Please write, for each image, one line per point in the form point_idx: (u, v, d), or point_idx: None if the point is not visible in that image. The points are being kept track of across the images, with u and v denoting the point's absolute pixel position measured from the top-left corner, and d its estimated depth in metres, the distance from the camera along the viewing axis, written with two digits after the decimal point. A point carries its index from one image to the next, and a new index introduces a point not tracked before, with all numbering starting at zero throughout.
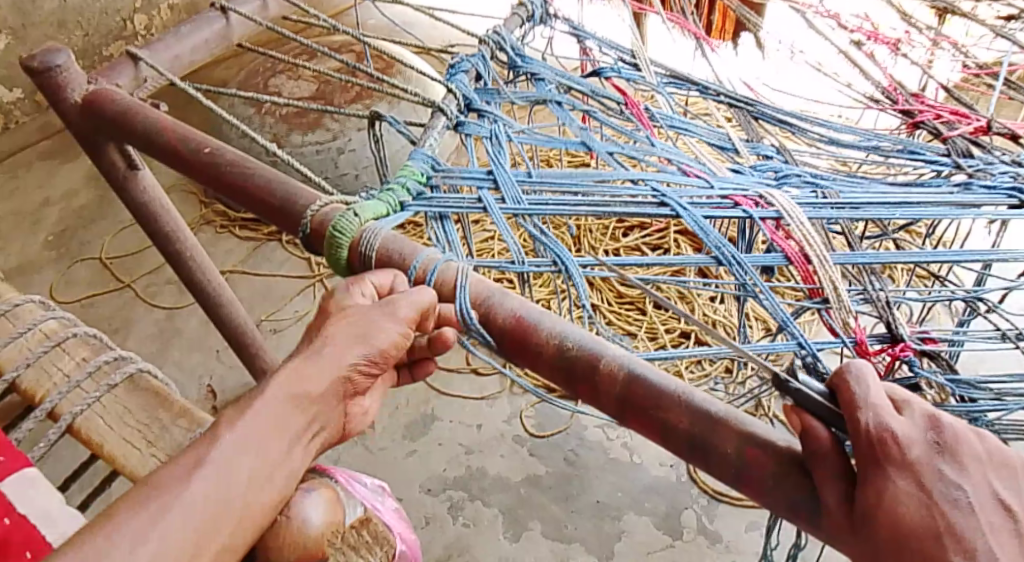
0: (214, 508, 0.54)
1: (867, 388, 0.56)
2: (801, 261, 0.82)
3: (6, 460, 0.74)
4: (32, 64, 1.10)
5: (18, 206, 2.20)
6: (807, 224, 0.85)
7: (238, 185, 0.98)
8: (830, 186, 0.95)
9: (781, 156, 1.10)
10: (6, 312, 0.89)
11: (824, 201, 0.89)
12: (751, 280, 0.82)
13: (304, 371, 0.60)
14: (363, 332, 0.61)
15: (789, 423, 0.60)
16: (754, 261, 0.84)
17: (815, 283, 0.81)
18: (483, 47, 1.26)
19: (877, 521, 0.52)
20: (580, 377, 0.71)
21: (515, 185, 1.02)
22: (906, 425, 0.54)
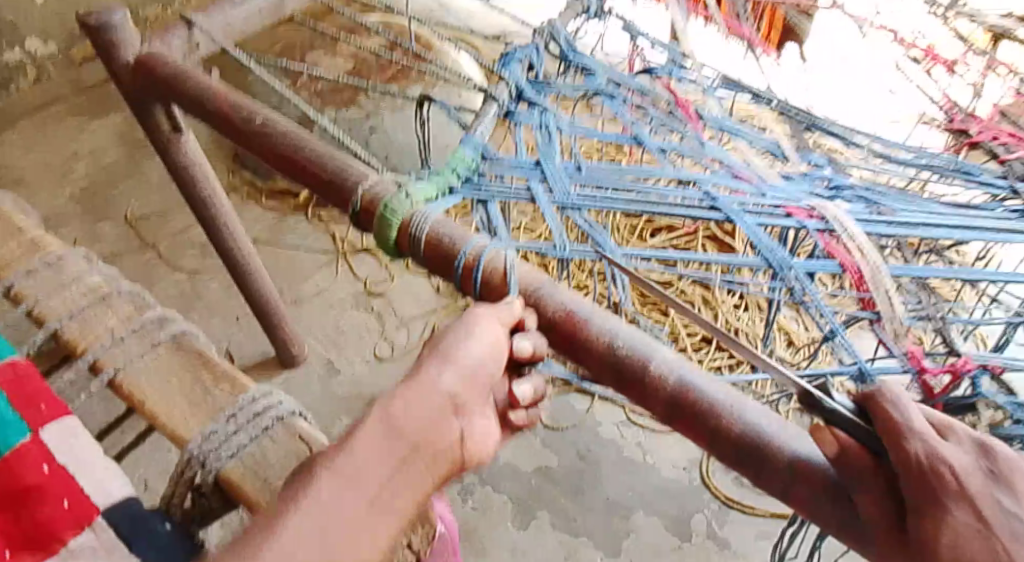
0: (308, 537, 0.57)
1: (905, 412, 0.57)
2: (854, 271, 0.85)
3: (48, 408, 0.74)
4: (88, 18, 1.10)
5: (46, 159, 2.20)
6: (862, 237, 0.87)
7: (289, 157, 0.97)
8: (884, 203, 0.96)
9: (830, 166, 1.11)
10: (52, 263, 0.89)
11: (881, 218, 0.90)
12: (803, 288, 0.85)
13: (401, 399, 0.63)
14: (448, 352, 0.65)
15: (819, 440, 0.60)
16: (808, 265, 0.86)
17: (868, 293, 0.84)
18: (537, 36, 1.25)
19: (923, 547, 0.52)
20: (629, 380, 0.70)
21: (565, 179, 1.02)
22: (953, 452, 0.54)
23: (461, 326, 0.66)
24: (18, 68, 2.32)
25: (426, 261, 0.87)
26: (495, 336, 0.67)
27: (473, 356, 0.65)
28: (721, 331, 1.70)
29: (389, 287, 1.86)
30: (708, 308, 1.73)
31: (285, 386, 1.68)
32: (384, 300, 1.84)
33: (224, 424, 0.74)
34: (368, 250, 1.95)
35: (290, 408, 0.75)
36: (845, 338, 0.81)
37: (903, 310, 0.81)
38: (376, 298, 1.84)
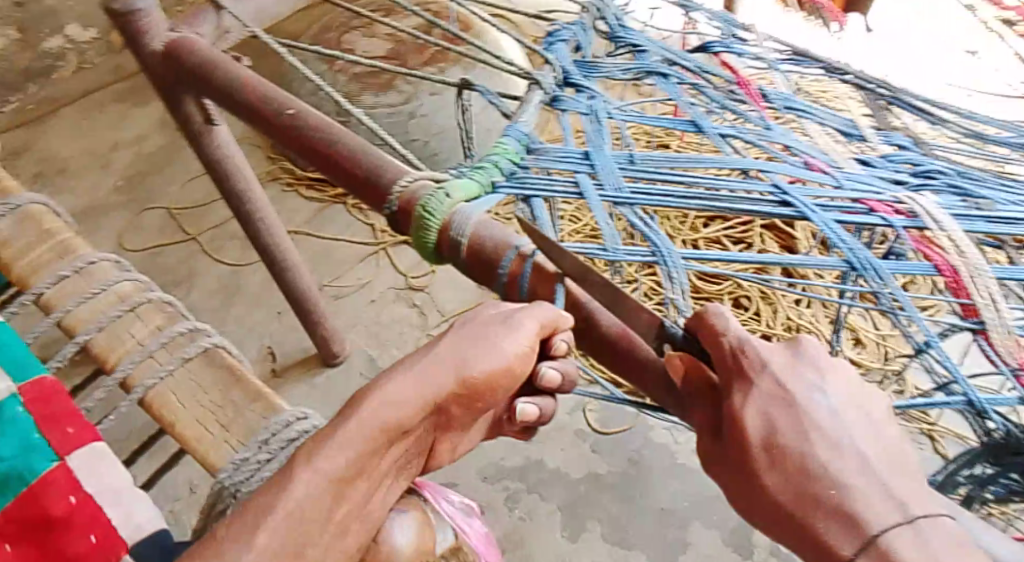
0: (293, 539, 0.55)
1: (726, 321, 0.63)
2: (951, 272, 0.80)
3: (75, 432, 0.71)
4: (116, 6, 1.05)
5: (88, 148, 2.19)
6: (955, 231, 0.82)
7: (323, 152, 0.91)
8: (978, 194, 0.91)
9: (915, 147, 1.06)
10: (82, 269, 0.85)
11: (979, 213, 0.85)
12: (898, 295, 0.78)
13: (404, 396, 0.58)
14: (464, 357, 0.59)
15: (670, 366, 0.65)
16: (895, 267, 0.80)
17: (970, 300, 0.78)
18: (583, 13, 1.18)
19: (775, 454, 0.57)
20: (696, 400, 0.64)
21: (616, 172, 0.93)
22: (763, 346, 0.61)
23: (471, 332, 0.61)
24: None
25: (466, 265, 0.80)
26: (517, 348, 0.61)
27: (479, 370, 0.59)
28: (780, 327, 1.61)
29: (431, 280, 1.82)
30: (768, 304, 1.65)
31: (325, 384, 1.64)
32: (425, 295, 1.79)
33: (258, 450, 0.69)
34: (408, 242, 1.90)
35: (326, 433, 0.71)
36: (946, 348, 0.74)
37: (1011, 318, 0.76)
38: (417, 292, 1.79)
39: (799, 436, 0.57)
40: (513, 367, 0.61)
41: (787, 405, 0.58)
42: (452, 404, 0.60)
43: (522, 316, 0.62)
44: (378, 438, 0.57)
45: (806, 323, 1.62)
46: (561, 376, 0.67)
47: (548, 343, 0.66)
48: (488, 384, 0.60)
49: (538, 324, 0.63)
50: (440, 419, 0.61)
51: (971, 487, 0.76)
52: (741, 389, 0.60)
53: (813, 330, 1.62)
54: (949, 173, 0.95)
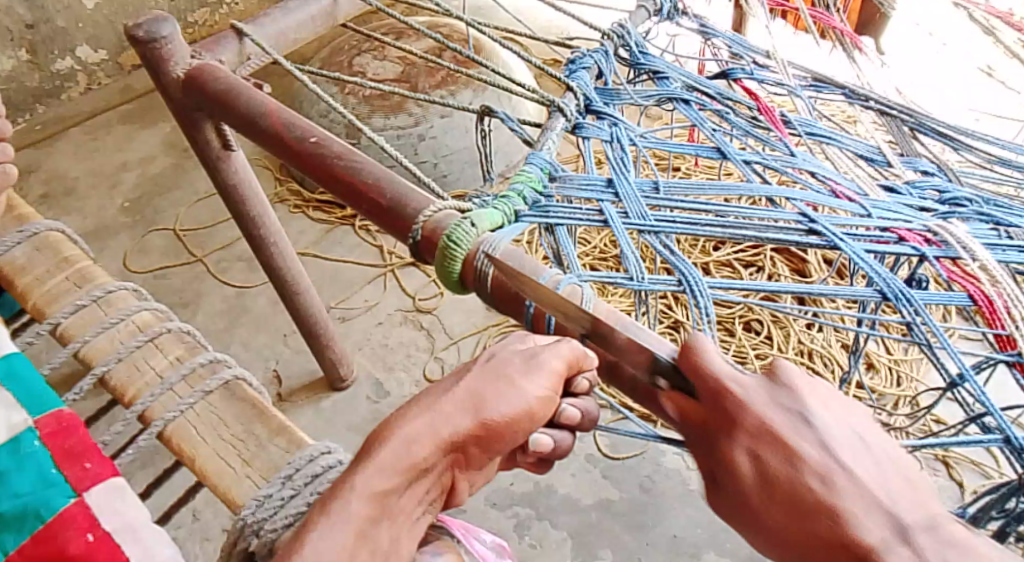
0: None
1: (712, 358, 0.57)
2: (985, 302, 0.78)
3: (95, 466, 0.69)
4: (137, 32, 1.05)
5: (96, 168, 2.18)
6: (989, 260, 0.80)
7: (345, 179, 0.91)
8: (1008, 222, 0.90)
9: (940, 173, 1.06)
10: (100, 298, 0.84)
11: (1011, 243, 0.85)
12: (928, 324, 0.77)
13: (422, 434, 0.55)
14: (481, 395, 0.56)
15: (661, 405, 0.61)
16: (928, 297, 0.78)
17: (1004, 330, 0.76)
18: (605, 40, 1.18)
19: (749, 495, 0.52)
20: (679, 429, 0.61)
21: (640, 200, 0.93)
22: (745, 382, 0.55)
23: (491, 369, 0.57)
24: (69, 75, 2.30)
25: (492, 298, 0.79)
26: (538, 389, 0.57)
27: (498, 411, 0.55)
28: (793, 352, 1.60)
29: (439, 302, 1.81)
30: (779, 328, 1.63)
31: (333, 408, 1.62)
32: (433, 318, 1.78)
33: (280, 487, 0.68)
34: (416, 264, 1.89)
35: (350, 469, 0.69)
36: (979, 383, 0.71)
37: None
38: (425, 315, 1.78)
39: (793, 468, 0.51)
40: (533, 409, 0.56)
41: (773, 437, 0.53)
42: (471, 444, 0.56)
43: (545, 352, 0.59)
44: (402, 474, 0.54)
45: (819, 348, 1.61)
46: (579, 412, 0.65)
47: (568, 381, 0.64)
48: (508, 426, 0.56)
49: (562, 362, 0.59)
50: (457, 458, 0.56)
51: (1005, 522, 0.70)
52: (726, 432, 0.55)
53: (826, 355, 1.60)
54: (976, 200, 0.95)
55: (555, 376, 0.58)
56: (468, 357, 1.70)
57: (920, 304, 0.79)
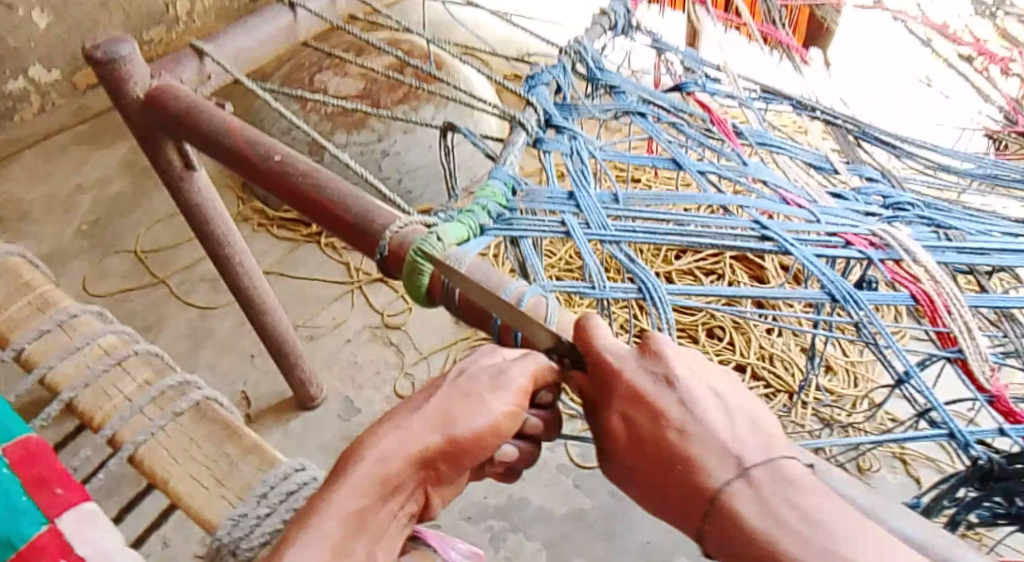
0: None
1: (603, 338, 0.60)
2: (928, 301, 0.82)
3: (64, 492, 0.69)
4: (95, 56, 1.04)
5: (52, 190, 2.15)
6: (931, 262, 0.84)
7: (310, 198, 0.91)
8: (949, 225, 0.94)
9: (885, 179, 1.10)
10: (64, 323, 0.83)
11: (952, 244, 0.88)
12: (873, 323, 0.80)
13: (393, 450, 0.56)
14: (449, 412, 0.57)
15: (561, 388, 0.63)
16: (873, 298, 0.81)
17: (945, 327, 0.79)
18: (563, 56, 1.20)
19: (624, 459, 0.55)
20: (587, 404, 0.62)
21: (601, 211, 0.95)
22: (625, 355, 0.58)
23: (459, 387, 0.58)
24: (21, 97, 2.26)
25: (459, 311, 0.80)
26: (505, 406, 0.57)
27: (467, 428, 0.56)
28: (754, 356, 1.64)
29: (406, 317, 1.81)
30: (741, 333, 1.67)
31: (301, 427, 1.62)
32: (401, 333, 1.78)
33: (255, 505, 0.69)
34: (382, 280, 1.89)
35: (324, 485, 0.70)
36: (924, 379, 0.75)
37: (986, 346, 0.78)
38: (393, 330, 1.79)
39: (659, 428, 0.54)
40: (501, 425, 0.57)
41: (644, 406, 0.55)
42: (439, 461, 0.57)
43: (514, 367, 0.59)
44: (375, 492, 0.55)
45: (779, 353, 1.65)
46: (541, 420, 0.66)
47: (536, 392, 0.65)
48: (476, 443, 0.56)
49: (528, 378, 0.59)
50: (428, 475, 0.57)
51: (955, 510, 0.73)
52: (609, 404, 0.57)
53: (786, 359, 1.64)
54: (919, 205, 0.99)
55: (521, 392, 0.58)
56: (437, 371, 1.71)
57: (868, 305, 0.81)
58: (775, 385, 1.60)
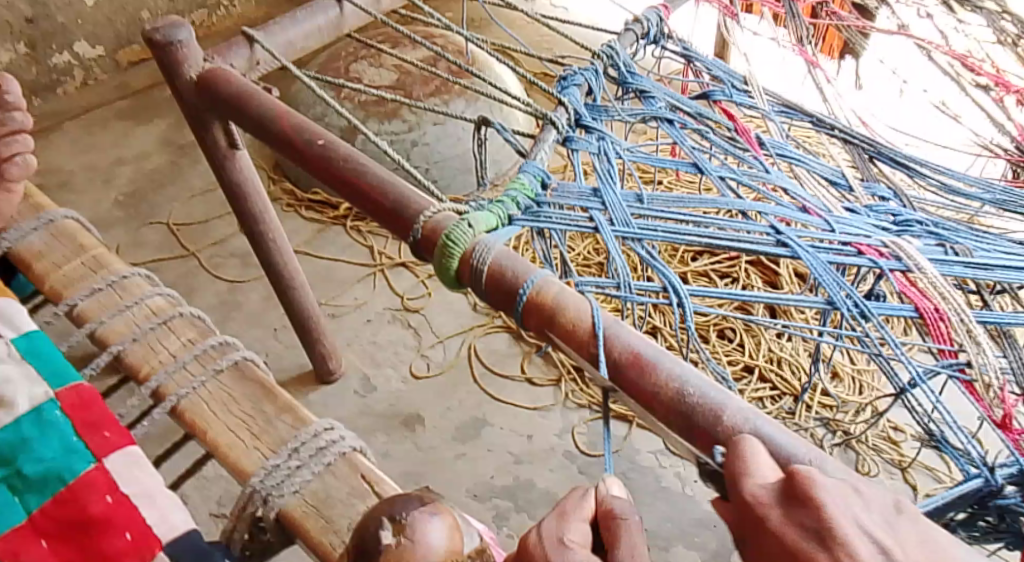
0: None
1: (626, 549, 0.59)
2: (934, 315, 0.85)
3: (113, 437, 0.75)
4: (154, 36, 1.10)
5: (91, 161, 2.22)
6: (938, 279, 0.88)
7: (349, 180, 0.97)
8: (953, 239, 0.99)
9: (896, 198, 1.15)
10: (115, 283, 0.90)
11: (957, 258, 0.93)
12: (883, 334, 0.84)
13: None
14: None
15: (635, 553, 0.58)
16: (881, 309, 0.86)
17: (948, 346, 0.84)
18: (596, 60, 1.25)
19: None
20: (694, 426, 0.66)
21: (626, 208, 1.00)
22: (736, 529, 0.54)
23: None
24: (66, 70, 2.33)
25: (484, 292, 0.83)
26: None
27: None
28: (763, 359, 1.68)
29: (427, 303, 1.87)
30: (752, 337, 1.72)
31: (320, 400, 1.68)
32: (421, 317, 1.84)
33: (287, 458, 0.74)
34: (405, 265, 1.95)
35: (353, 444, 0.75)
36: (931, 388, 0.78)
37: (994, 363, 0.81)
38: (413, 313, 1.85)
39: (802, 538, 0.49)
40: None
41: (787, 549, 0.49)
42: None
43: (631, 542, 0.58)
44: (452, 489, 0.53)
45: (788, 356, 1.69)
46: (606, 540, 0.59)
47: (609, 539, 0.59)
48: None
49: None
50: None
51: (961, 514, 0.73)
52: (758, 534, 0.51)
53: (794, 363, 1.68)
54: (926, 223, 1.03)
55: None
56: (453, 356, 1.76)
57: (876, 314, 0.86)
58: (782, 388, 1.64)
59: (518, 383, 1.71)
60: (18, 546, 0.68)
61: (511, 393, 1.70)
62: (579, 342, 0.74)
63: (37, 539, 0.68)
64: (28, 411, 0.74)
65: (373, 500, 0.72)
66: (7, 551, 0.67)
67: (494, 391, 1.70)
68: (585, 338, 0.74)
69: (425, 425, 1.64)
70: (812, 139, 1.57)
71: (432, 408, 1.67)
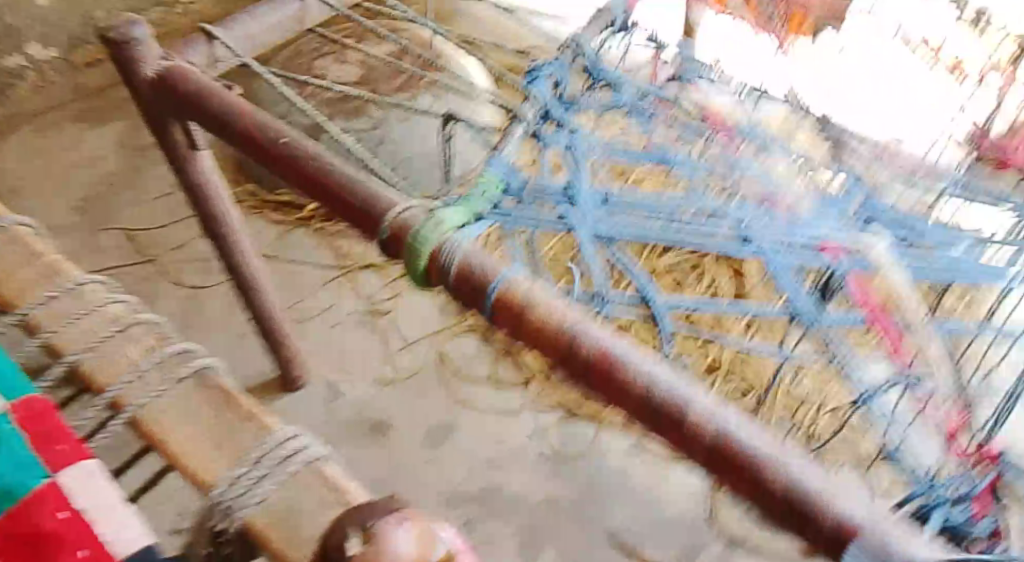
0: None
1: None
2: None
3: (66, 451, 0.72)
4: (109, 35, 1.07)
5: (46, 165, 2.16)
6: None
7: (314, 180, 0.95)
8: (906, 241, 1.03)
9: (855, 198, 1.18)
10: (70, 290, 0.86)
11: None
12: None
13: None
14: None
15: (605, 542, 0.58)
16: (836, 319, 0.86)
17: None
18: (564, 52, 1.24)
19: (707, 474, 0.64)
20: (669, 421, 0.66)
21: (596, 208, 1.02)
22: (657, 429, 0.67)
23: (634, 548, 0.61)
24: (19, 72, 2.27)
25: (455, 290, 0.82)
26: None
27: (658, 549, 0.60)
28: (733, 355, 1.69)
29: (395, 305, 1.86)
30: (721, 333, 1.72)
31: (287, 406, 1.65)
32: (389, 319, 1.82)
33: (250, 470, 0.72)
34: (373, 266, 1.93)
35: (317, 452, 0.73)
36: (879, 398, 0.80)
37: None
38: (381, 316, 1.83)
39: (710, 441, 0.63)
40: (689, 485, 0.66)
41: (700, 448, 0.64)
42: None
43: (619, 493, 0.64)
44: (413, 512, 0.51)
45: None
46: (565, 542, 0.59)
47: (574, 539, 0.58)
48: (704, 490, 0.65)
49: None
50: None
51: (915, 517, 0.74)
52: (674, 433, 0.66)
53: None
54: (881, 226, 1.06)
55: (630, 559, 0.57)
56: (423, 359, 1.74)
57: None
58: (751, 384, 1.65)
59: (488, 385, 1.70)
60: None
61: (481, 394, 1.69)
62: (550, 339, 0.73)
63: None
64: None
65: (340, 509, 0.70)
66: None
67: (465, 394, 1.68)
68: (557, 333, 0.73)
69: (394, 429, 1.62)
70: (776, 135, 1.58)
71: (402, 412, 1.65)
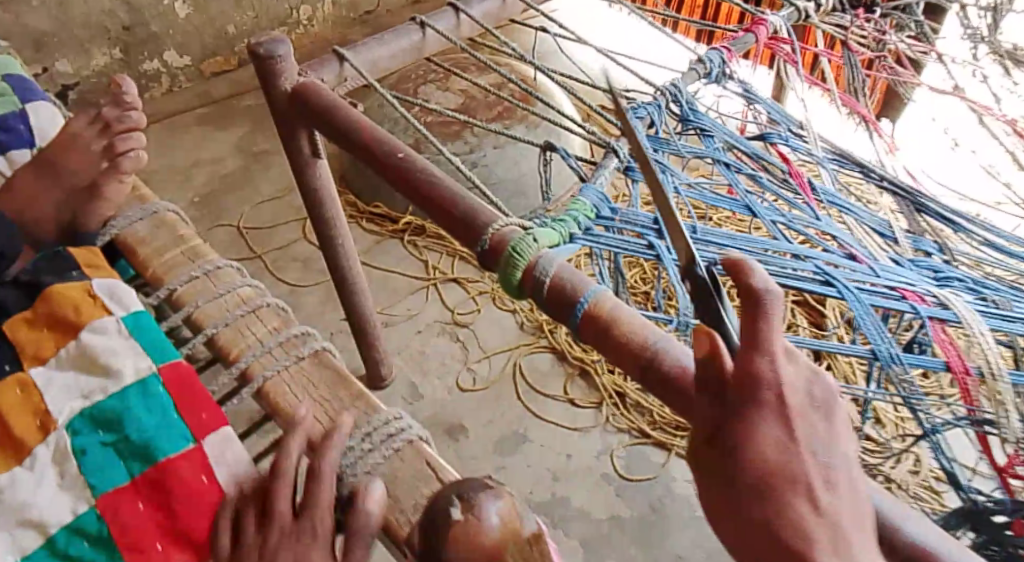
0: None
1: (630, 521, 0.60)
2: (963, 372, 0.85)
3: (207, 417, 0.82)
4: (257, 50, 1.19)
5: (170, 161, 2.35)
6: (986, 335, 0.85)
7: (426, 192, 1.04)
8: (992, 295, 1.03)
9: (941, 253, 1.19)
10: (210, 272, 0.98)
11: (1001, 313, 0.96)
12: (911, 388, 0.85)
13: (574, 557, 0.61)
14: None
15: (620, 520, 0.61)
16: (915, 361, 0.85)
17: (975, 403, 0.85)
18: (659, 96, 1.31)
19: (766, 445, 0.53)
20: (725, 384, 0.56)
21: (680, 238, 1.05)
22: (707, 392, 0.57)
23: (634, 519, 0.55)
24: (154, 76, 2.48)
25: (545, 302, 0.89)
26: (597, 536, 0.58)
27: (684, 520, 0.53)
28: None
29: (475, 317, 1.95)
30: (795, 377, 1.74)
31: None
32: (469, 330, 1.92)
33: (359, 440, 0.81)
34: (457, 280, 2.03)
35: (419, 432, 0.82)
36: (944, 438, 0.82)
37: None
38: (462, 327, 1.92)
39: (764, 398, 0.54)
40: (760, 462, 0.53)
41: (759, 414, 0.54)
42: None
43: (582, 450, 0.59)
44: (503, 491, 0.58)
45: None
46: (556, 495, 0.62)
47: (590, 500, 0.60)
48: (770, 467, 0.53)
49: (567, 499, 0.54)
50: None
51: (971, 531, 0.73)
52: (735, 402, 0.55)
53: None
54: (966, 279, 1.06)
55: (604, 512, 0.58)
56: (498, 371, 1.83)
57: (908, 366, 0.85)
58: None
59: (559, 403, 1.77)
60: (117, 506, 0.76)
61: (551, 410, 1.76)
62: (632, 350, 0.80)
63: (136, 500, 0.77)
64: (133, 383, 0.83)
65: (436, 486, 0.78)
66: (110, 507, 0.76)
67: (536, 408, 1.75)
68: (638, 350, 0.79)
69: (467, 434, 1.70)
70: (864, 189, 1.62)
71: (475, 419, 1.73)
